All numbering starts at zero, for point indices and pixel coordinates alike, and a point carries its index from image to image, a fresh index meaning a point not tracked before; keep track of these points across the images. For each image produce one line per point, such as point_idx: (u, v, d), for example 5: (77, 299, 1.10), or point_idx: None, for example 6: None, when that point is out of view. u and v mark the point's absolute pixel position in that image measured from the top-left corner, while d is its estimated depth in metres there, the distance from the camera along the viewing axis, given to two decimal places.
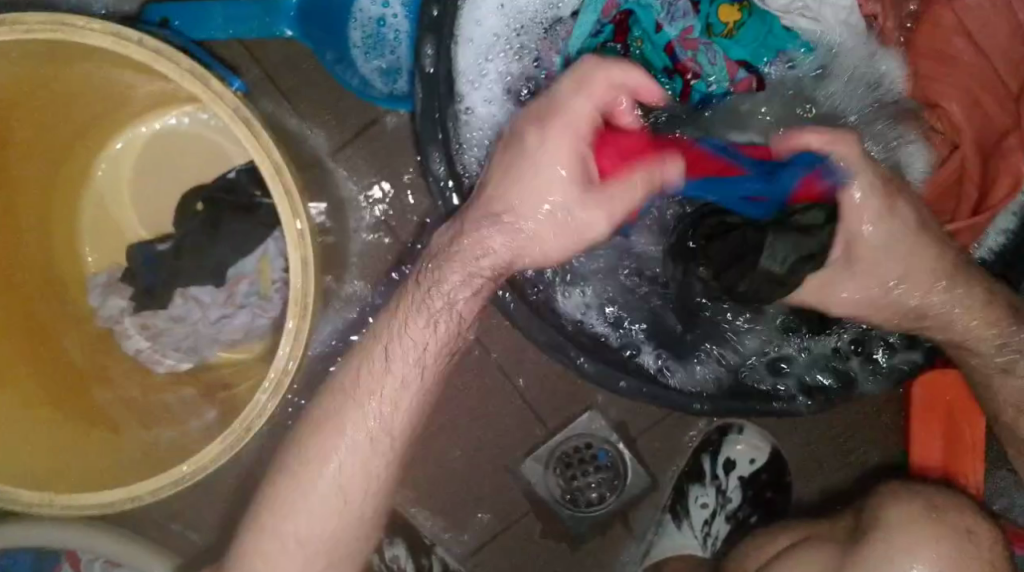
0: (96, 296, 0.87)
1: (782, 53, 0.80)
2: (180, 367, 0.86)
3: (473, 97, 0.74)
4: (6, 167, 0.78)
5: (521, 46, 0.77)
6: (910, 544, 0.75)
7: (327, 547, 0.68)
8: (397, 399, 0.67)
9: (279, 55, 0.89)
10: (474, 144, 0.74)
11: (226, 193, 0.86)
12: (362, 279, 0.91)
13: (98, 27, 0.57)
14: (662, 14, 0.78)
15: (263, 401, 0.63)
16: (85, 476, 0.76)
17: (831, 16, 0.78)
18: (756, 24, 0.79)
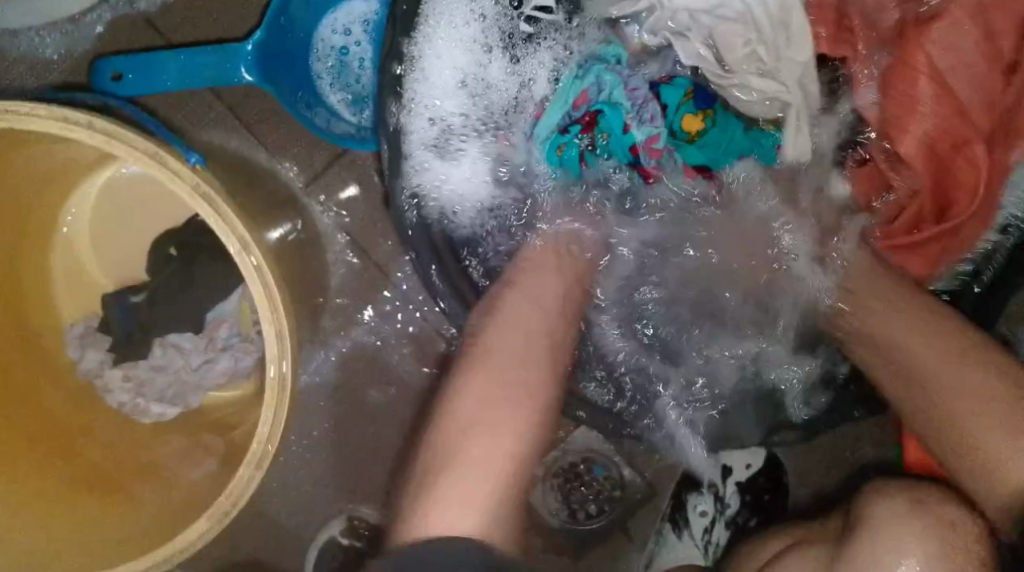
0: (75, 349, 0.85)
1: (745, 155, 0.81)
2: (166, 416, 0.85)
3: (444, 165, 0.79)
4: None
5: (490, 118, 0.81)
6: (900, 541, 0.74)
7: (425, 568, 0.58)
8: (520, 353, 0.70)
9: (243, 90, 0.87)
10: (456, 213, 0.79)
11: (200, 237, 0.85)
12: (346, 306, 0.91)
13: (45, 114, 0.57)
14: (630, 114, 0.79)
15: (248, 477, 0.65)
16: (90, 548, 0.76)
17: (787, 71, 0.77)
18: (721, 131, 0.80)
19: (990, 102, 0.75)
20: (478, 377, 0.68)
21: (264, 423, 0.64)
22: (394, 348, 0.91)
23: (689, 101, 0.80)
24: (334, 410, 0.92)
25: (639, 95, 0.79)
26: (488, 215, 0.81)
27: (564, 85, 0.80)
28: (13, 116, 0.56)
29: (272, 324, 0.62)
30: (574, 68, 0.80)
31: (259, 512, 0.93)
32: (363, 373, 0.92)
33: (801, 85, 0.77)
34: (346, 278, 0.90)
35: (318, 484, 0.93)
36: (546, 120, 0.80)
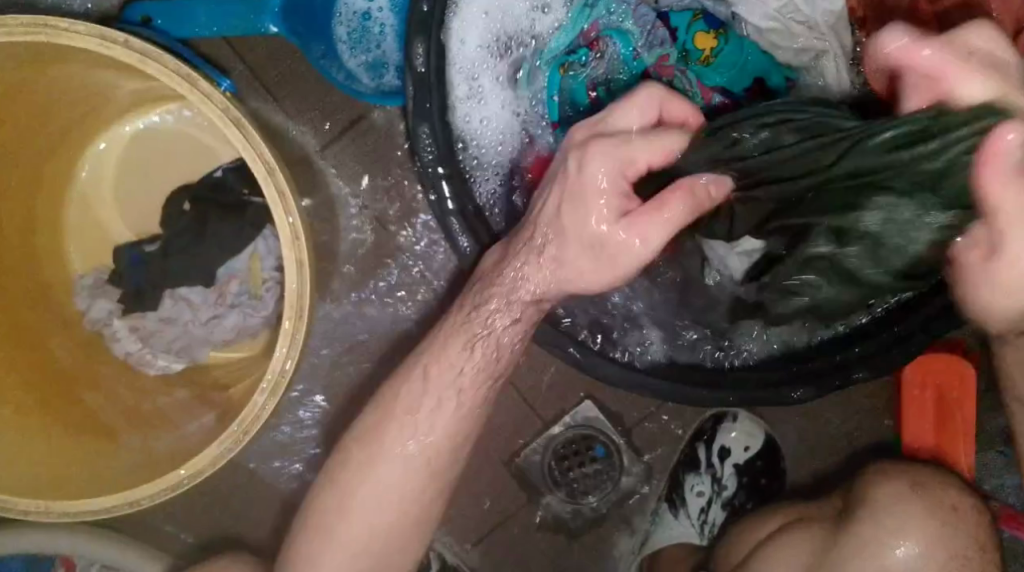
0: (84, 299, 0.86)
1: (762, 81, 0.78)
2: (171, 369, 0.86)
3: (468, 103, 0.74)
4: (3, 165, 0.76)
5: (510, 51, 0.77)
6: (896, 524, 0.75)
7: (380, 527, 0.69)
8: (434, 421, 0.68)
9: (265, 50, 0.87)
10: (474, 154, 0.74)
11: (213, 191, 0.85)
12: (357, 274, 0.90)
13: (85, 31, 0.59)
14: (640, 40, 0.79)
15: (261, 403, 0.66)
16: (86, 486, 0.76)
17: (822, 19, 0.73)
18: (734, 51, 0.78)
19: None
20: (391, 434, 0.68)
21: (280, 349, 0.65)
22: (404, 319, 0.91)
23: (699, 21, 0.79)
24: (341, 377, 0.91)
25: (647, 20, 0.79)
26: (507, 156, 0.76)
27: (574, 12, 0.78)
28: (54, 31, 0.58)
29: (293, 251, 0.64)
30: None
31: (259, 475, 0.92)
32: (372, 342, 0.91)
33: (835, 33, 0.73)
34: (359, 243, 0.90)
35: (319, 452, 0.92)
36: (551, 46, 0.78)
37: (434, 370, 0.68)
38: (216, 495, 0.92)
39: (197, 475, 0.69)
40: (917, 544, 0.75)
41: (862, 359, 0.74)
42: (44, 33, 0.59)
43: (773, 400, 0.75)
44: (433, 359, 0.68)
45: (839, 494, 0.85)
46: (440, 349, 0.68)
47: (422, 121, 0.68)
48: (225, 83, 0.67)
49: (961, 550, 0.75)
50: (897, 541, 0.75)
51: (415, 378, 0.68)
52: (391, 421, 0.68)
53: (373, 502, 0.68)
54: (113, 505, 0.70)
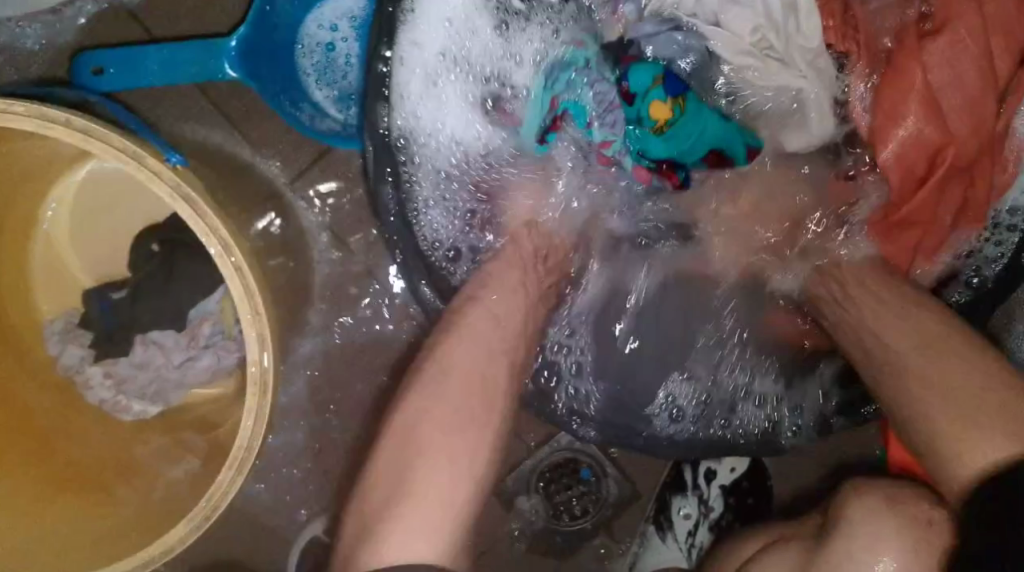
0: (54, 345, 0.84)
1: (719, 149, 0.79)
2: (147, 413, 0.84)
3: (429, 119, 0.77)
4: None
5: (477, 93, 0.79)
6: (873, 542, 0.73)
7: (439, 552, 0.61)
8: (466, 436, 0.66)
9: (228, 86, 0.85)
10: (429, 190, 0.77)
11: (180, 233, 0.83)
12: (330, 305, 0.89)
13: (23, 111, 0.56)
14: (593, 114, 0.78)
15: (228, 479, 0.65)
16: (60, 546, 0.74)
17: (799, 57, 0.77)
18: (691, 122, 0.76)
19: (982, 124, 0.75)
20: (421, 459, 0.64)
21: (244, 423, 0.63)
22: (380, 352, 0.89)
23: (658, 88, 0.76)
24: (321, 409, 0.90)
25: (604, 98, 0.77)
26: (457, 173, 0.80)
27: (537, 91, 0.79)
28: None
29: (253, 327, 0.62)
30: (545, 76, 0.79)
31: (240, 512, 0.91)
32: (349, 375, 0.90)
33: (813, 69, 0.77)
34: (331, 275, 0.89)
35: (301, 488, 0.91)
36: (527, 124, 0.80)
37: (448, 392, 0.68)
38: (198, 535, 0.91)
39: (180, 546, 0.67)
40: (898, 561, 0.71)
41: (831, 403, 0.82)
42: None
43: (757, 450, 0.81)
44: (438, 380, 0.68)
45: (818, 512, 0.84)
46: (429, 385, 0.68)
47: (386, 185, 0.73)
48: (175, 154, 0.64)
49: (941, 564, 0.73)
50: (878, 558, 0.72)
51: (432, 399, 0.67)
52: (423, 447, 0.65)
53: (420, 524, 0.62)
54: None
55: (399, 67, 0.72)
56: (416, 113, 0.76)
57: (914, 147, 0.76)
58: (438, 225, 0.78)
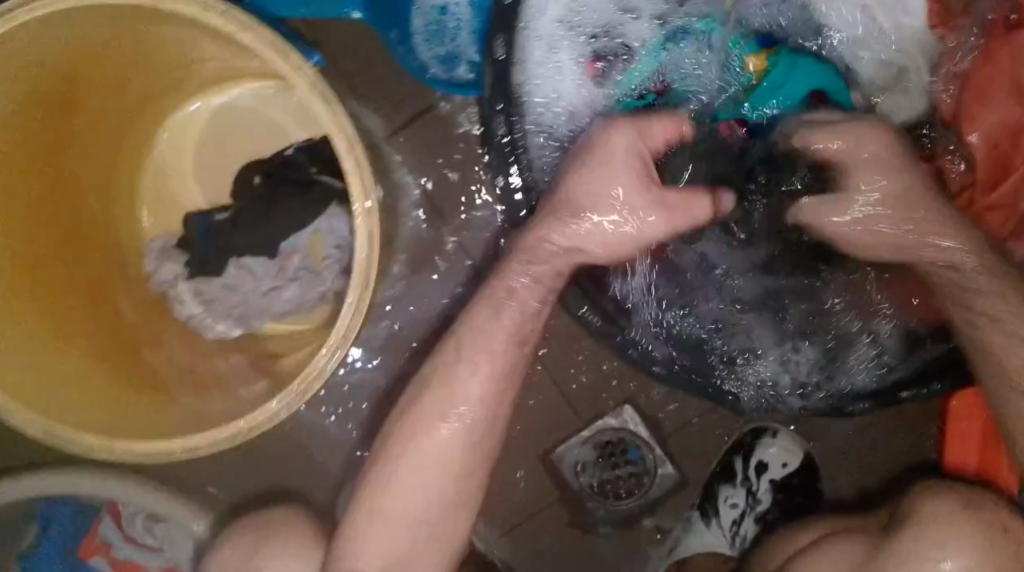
0: (152, 261, 0.89)
1: (818, 93, 0.80)
2: (229, 335, 0.89)
3: (545, 78, 0.76)
4: (74, 133, 0.79)
5: (586, 53, 0.79)
6: (941, 537, 0.75)
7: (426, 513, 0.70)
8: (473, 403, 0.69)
9: (343, 39, 0.91)
10: (540, 142, 0.74)
11: (285, 168, 0.89)
12: (411, 258, 0.93)
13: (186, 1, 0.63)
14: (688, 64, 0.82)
15: (324, 361, 0.69)
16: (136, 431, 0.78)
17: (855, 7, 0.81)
18: (788, 67, 0.81)
19: None
20: (397, 484, 0.69)
21: (345, 315, 0.68)
22: (454, 308, 0.93)
23: (748, 45, 0.83)
24: (392, 355, 0.94)
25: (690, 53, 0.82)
26: (567, 133, 0.76)
27: (654, 41, 0.81)
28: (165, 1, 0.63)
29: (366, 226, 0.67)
30: (661, 34, 0.82)
31: (301, 446, 0.94)
32: (421, 326, 0.93)
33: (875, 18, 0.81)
34: (417, 230, 0.93)
35: (362, 430, 0.94)
36: (631, 73, 0.81)
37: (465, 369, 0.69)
38: (259, 463, 0.95)
39: (242, 438, 0.72)
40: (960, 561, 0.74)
41: (927, 378, 0.76)
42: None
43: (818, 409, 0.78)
44: (433, 402, 0.69)
45: (885, 511, 0.84)
46: (488, 317, 0.69)
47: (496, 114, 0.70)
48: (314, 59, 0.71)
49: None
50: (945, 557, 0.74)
51: (421, 426, 0.69)
52: (400, 470, 0.69)
53: (412, 500, 0.69)
54: (163, 454, 0.72)
55: (525, 18, 0.73)
56: (533, 72, 0.75)
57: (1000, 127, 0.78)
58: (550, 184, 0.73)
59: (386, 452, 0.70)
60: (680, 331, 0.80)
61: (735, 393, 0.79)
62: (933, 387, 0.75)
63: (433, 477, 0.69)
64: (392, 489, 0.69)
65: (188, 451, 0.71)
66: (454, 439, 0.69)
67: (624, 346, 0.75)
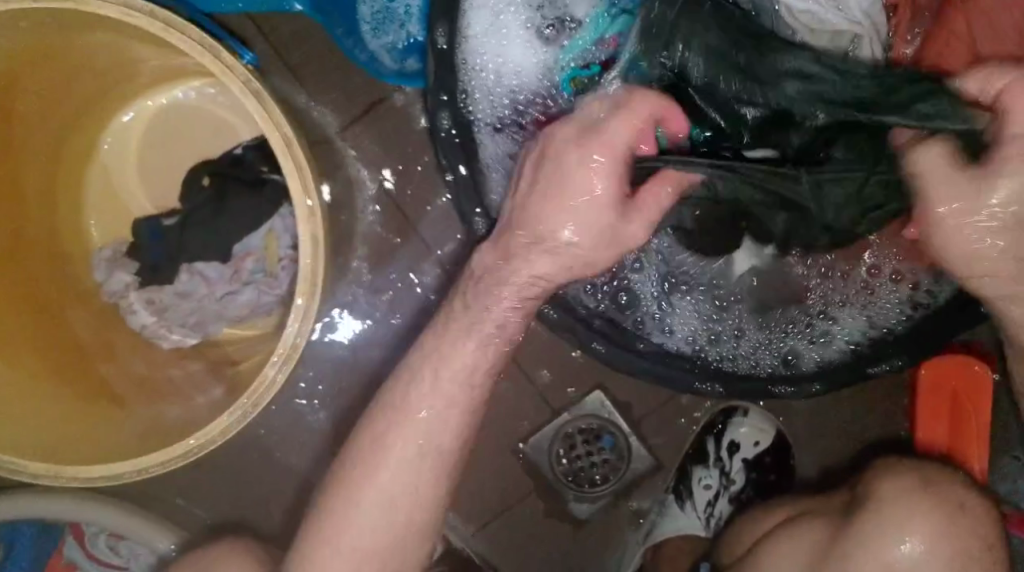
0: (101, 271, 0.86)
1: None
2: (185, 343, 0.86)
3: (487, 48, 0.73)
4: (9, 142, 0.76)
5: (532, 24, 0.75)
6: (903, 519, 0.74)
7: (370, 548, 0.65)
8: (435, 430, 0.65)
9: (289, 31, 0.88)
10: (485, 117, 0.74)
11: (232, 167, 0.86)
12: (369, 257, 0.91)
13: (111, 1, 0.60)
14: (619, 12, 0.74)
15: (273, 375, 0.67)
16: (81, 454, 0.75)
17: None
18: None
19: None
20: (352, 530, 0.65)
21: (293, 322, 0.66)
22: (418, 306, 0.91)
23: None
24: (355, 354, 0.92)
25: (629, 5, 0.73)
26: (508, 111, 0.74)
27: (594, 17, 0.74)
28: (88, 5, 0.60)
29: (306, 220, 0.64)
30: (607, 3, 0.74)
31: (268, 452, 0.93)
32: (382, 325, 0.92)
33: None
34: (373, 228, 0.90)
35: (327, 435, 0.93)
36: (575, 44, 0.74)
37: (433, 400, 0.64)
38: (226, 473, 0.93)
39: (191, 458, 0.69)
40: (924, 541, 0.73)
41: (898, 354, 0.73)
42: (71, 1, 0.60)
43: (778, 390, 0.74)
44: (386, 435, 0.65)
45: (846, 489, 0.84)
46: (446, 346, 0.64)
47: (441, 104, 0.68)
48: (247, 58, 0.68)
49: (969, 549, 0.74)
50: (903, 537, 0.74)
51: (380, 450, 0.65)
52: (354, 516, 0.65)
53: (359, 533, 0.65)
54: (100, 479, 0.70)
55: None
56: (477, 46, 0.72)
57: None
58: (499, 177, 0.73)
59: (333, 494, 0.66)
60: (650, 334, 0.76)
61: (714, 383, 0.73)
62: (895, 366, 0.73)
63: (391, 503, 0.65)
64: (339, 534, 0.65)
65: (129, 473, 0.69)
66: (413, 468, 0.65)
67: (594, 341, 0.72)
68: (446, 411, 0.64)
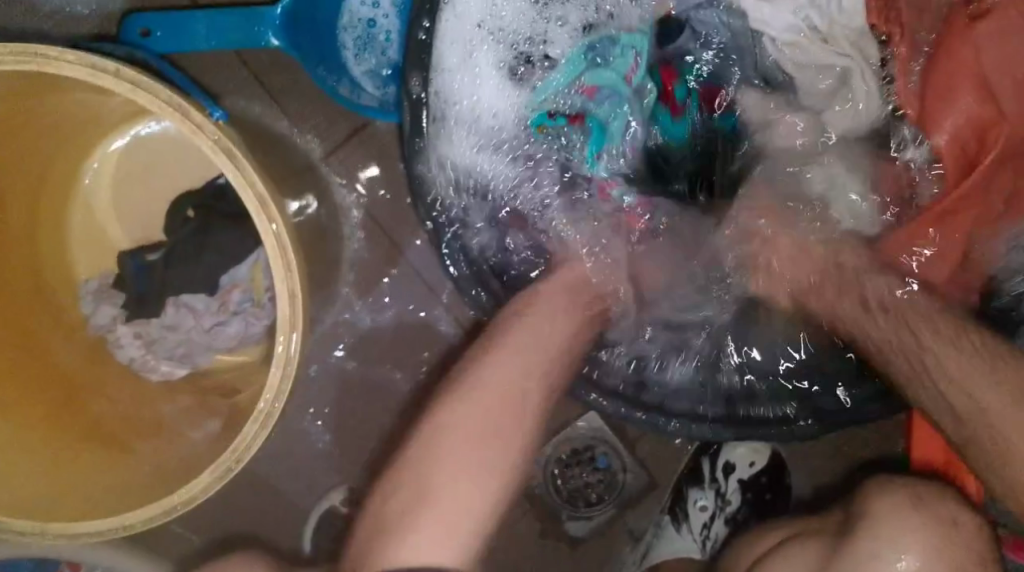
0: (88, 304, 0.85)
1: (637, 51, 0.79)
2: (174, 375, 0.86)
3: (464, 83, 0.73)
4: None
5: (506, 62, 0.76)
6: (894, 535, 0.73)
7: (447, 528, 0.62)
8: (508, 397, 0.67)
9: (269, 56, 0.87)
10: (455, 146, 0.74)
11: (218, 200, 0.85)
12: (357, 282, 0.90)
13: (75, 61, 0.59)
14: (597, 61, 0.78)
15: (252, 432, 0.67)
16: (68, 497, 0.75)
17: (845, 37, 0.76)
18: (634, 47, 0.79)
19: None
20: (409, 544, 0.61)
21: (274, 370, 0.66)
22: (406, 328, 0.91)
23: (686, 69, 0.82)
24: (344, 379, 0.91)
25: (604, 57, 0.78)
26: (485, 151, 0.76)
27: (567, 62, 0.77)
28: (48, 62, 0.59)
29: (281, 267, 0.64)
30: (583, 48, 0.77)
31: (261, 479, 0.92)
32: (371, 349, 0.91)
33: (858, 49, 0.76)
34: (359, 252, 0.89)
35: (321, 460, 0.92)
36: (544, 90, 0.77)
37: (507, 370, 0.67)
38: (220, 500, 0.93)
39: (174, 513, 0.69)
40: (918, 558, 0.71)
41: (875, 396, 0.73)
42: (34, 60, 0.59)
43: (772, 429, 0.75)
44: (461, 406, 0.66)
45: (840, 509, 0.83)
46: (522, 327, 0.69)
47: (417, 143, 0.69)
48: (217, 112, 0.66)
49: None
50: (898, 555, 0.72)
51: (449, 430, 0.65)
52: (421, 515, 0.62)
53: (435, 519, 0.62)
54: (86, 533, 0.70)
55: (443, 38, 0.70)
56: (452, 87, 0.72)
57: (968, 126, 0.72)
58: (462, 199, 0.75)
59: (397, 505, 0.64)
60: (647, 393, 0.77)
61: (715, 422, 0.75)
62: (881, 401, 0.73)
63: (461, 485, 0.63)
64: (408, 539, 0.61)
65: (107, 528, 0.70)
66: (484, 440, 0.65)
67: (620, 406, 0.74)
68: (519, 375, 0.67)
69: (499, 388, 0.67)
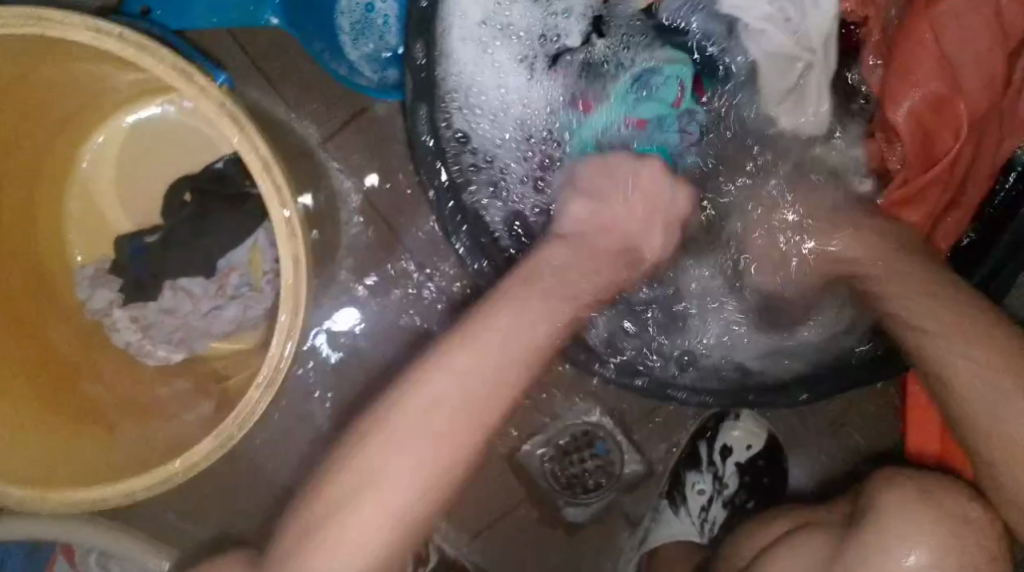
0: (84, 289, 0.85)
1: (681, 81, 0.80)
2: (171, 360, 0.85)
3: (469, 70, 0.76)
4: None
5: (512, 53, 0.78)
6: (905, 534, 0.72)
7: (385, 513, 0.62)
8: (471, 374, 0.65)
9: (268, 42, 0.87)
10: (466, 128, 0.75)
11: (216, 183, 0.85)
12: (355, 268, 0.90)
13: (80, 23, 0.60)
14: (640, 92, 0.79)
15: (255, 400, 0.67)
16: (63, 476, 0.74)
17: (815, 29, 0.76)
18: (676, 79, 0.79)
19: (994, 80, 0.74)
20: (342, 529, 0.61)
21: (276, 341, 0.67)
22: (405, 315, 0.90)
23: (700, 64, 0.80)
24: (343, 366, 0.91)
25: (650, 89, 0.79)
26: (491, 134, 0.77)
27: (614, 94, 0.80)
28: (50, 24, 0.59)
29: (288, 241, 0.65)
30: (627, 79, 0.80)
31: (258, 466, 0.92)
32: (369, 335, 0.91)
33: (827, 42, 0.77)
34: (358, 238, 0.89)
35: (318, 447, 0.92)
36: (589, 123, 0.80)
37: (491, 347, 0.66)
38: (217, 487, 0.92)
39: (176, 481, 0.70)
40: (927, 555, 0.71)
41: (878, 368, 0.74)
42: (35, 25, 0.59)
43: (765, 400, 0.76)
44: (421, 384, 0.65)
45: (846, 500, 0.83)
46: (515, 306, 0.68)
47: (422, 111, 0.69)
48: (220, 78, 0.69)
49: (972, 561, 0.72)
50: (907, 551, 0.72)
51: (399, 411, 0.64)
52: (352, 516, 0.61)
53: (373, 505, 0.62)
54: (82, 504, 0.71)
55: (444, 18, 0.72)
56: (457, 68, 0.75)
57: (927, 104, 0.74)
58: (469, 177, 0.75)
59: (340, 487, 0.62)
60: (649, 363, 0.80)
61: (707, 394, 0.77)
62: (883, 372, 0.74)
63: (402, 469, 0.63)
64: (346, 525, 0.61)
65: (102, 501, 0.70)
66: (434, 421, 0.64)
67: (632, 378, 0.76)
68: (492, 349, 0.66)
69: (466, 364, 0.65)
